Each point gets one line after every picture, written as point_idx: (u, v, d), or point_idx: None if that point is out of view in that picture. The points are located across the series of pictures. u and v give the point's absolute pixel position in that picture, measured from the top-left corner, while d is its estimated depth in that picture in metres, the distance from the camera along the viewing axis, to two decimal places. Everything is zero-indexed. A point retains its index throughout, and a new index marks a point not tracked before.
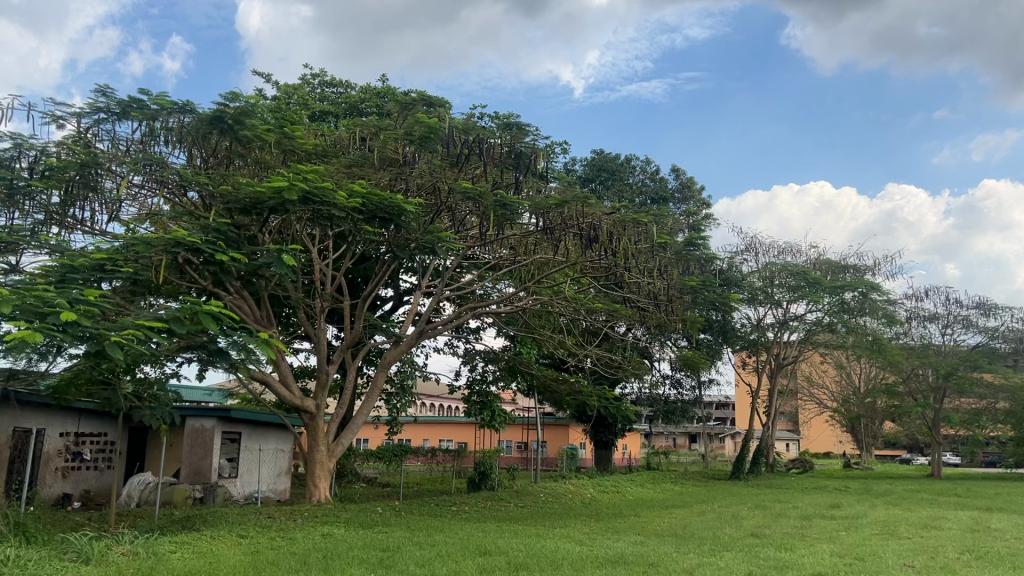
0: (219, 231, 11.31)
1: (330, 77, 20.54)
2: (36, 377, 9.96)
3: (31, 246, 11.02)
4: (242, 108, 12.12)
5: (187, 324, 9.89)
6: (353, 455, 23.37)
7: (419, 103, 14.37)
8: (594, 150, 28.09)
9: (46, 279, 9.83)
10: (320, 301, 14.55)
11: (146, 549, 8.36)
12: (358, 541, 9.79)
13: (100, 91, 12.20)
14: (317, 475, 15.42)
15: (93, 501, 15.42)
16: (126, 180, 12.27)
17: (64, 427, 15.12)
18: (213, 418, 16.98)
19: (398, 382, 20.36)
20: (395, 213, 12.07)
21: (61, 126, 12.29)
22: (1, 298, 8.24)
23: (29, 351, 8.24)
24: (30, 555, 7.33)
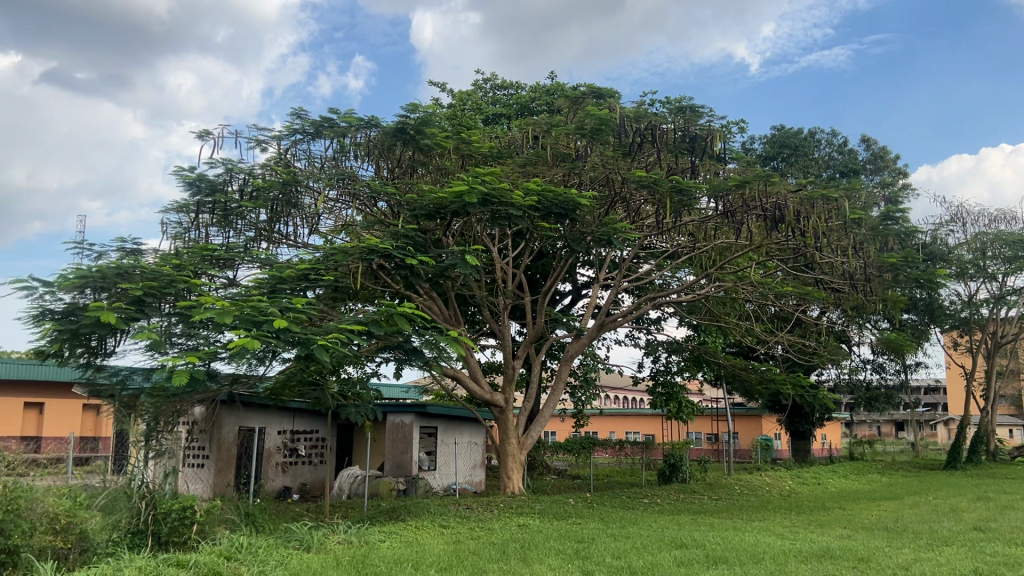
0: (408, 237, 11.86)
1: (501, 80, 20.99)
2: (256, 380, 10.84)
3: (245, 260, 12.05)
4: (422, 117, 12.63)
5: (384, 326, 10.55)
6: (543, 448, 23.82)
7: (589, 96, 14.22)
8: (775, 126, 26.95)
9: (259, 291, 10.77)
10: (503, 298, 14.94)
11: (358, 538, 8.94)
12: (554, 532, 9.97)
13: (296, 114, 13.17)
14: (510, 468, 15.79)
15: (311, 492, 16.51)
16: (323, 194, 13.22)
17: (281, 425, 16.46)
18: (411, 414, 17.88)
19: (582, 376, 20.44)
20: (571, 207, 12.17)
21: (264, 149, 13.38)
22: (223, 310, 9.12)
23: (249, 356, 9.07)
24: (259, 543, 8.05)
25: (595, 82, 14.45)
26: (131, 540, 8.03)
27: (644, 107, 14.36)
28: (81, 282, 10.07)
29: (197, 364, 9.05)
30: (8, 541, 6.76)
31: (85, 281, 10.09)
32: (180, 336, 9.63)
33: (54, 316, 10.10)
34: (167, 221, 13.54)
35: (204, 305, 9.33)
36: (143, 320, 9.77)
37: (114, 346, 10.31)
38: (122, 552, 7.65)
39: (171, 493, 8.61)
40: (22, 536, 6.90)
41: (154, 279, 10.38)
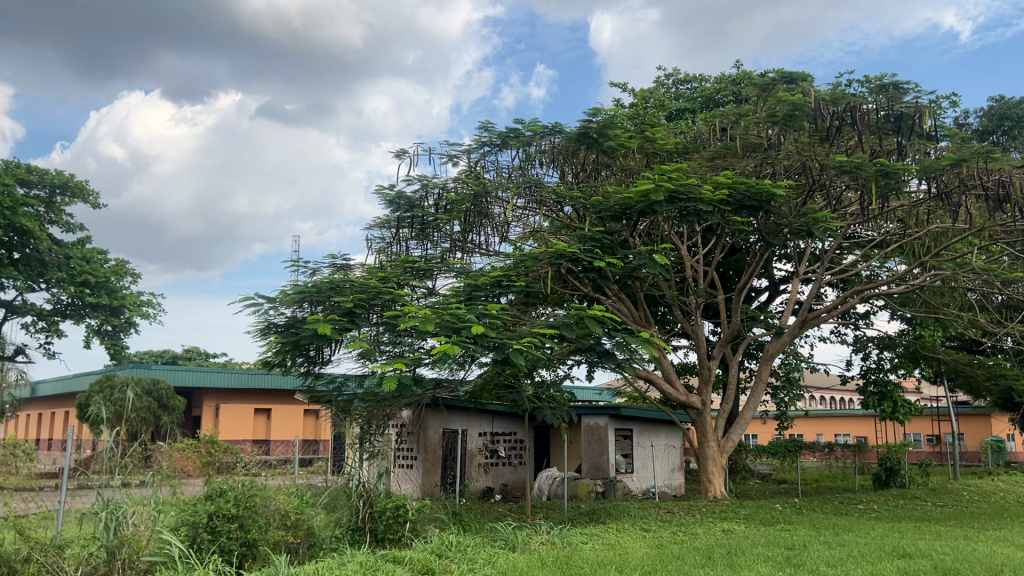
0: (595, 240, 11.90)
1: (684, 74, 20.58)
2: (457, 385, 11.26)
3: (442, 270, 12.58)
4: (605, 120, 12.69)
5: (576, 329, 10.66)
6: (744, 451, 23.06)
7: (779, 82, 13.65)
8: (991, 97, 24.56)
9: (456, 298, 11.25)
10: (696, 297, 14.59)
11: (561, 539, 9.06)
12: (762, 538, 9.60)
13: (484, 127, 13.62)
14: (710, 471, 15.40)
15: (512, 493, 16.88)
16: (512, 204, 13.45)
17: (481, 427, 17.05)
18: (606, 416, 17.92)
19: (783, 375, 19.55)
20: (764, 199, 11.71)
21: (456, 163, 13.94)
22: (425, 318, 9.60)
23: (450, 362, 9.47)
24: (468, 542, 8.37)
25: (785, 67, 13.83)
26: (351, 536, 8.62)
27: (841, 89, 13.59)
28: (300, 296, 11.02)
29: (404, 370, 9.57)
30: (247, 535, 7.47)
31: (303, 296, 11.02)
32: (387, 344, 10.19)
33: (277, 328, 11.07)
34: (371, 237, 14.48)
35: (408, 314, 9.86)
36: (354, 329, 10.47)
37: (330, 355, 11.10)
38: (344, 547, 8.22)
39: (384, 492, 9.14)
40: (259, 531, 7.57)
41: (362, 291, 11.08)
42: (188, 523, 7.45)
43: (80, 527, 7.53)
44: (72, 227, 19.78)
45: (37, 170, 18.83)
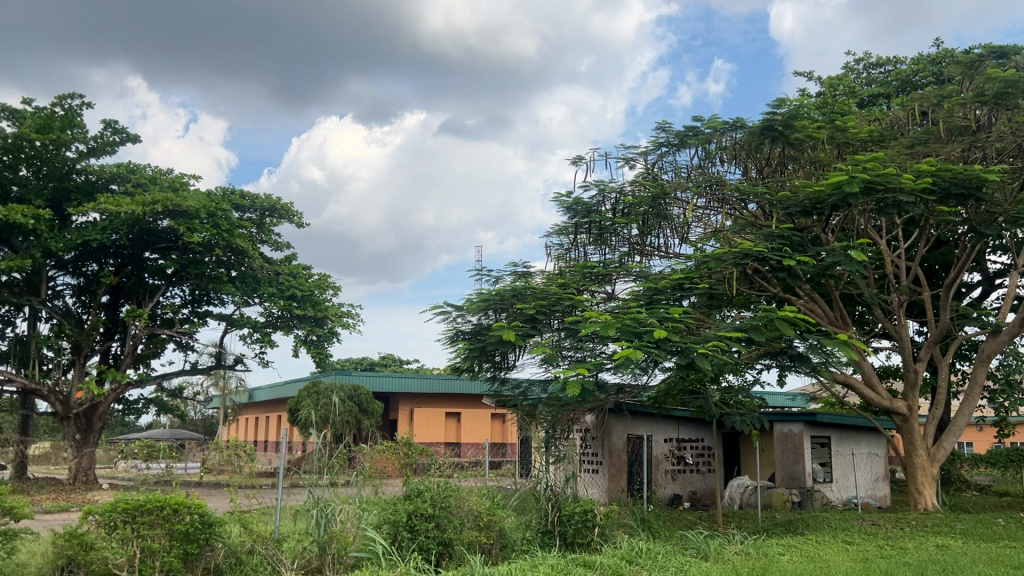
0: (783, 237, 11.40)
1: (877, 57, 19.33)
2: (640, 390, 11.14)
3: (622, 274, 12.51)
4: (789, 111, 12.22)
5: (765, 331, 10.21)
6: (958, 461, 21.23)
7: (987, 57, 12.54)
8: None
9: (638, 302, 11.18)
10: (898, 294, 13.60)
11: (757, 550, 8.73)
12: (984, 556, 8.78)
13: (661, 127, 13.49)
14: (920, 482, 14.27)
15: (701, 501, 16.47)
16: (692, 204, 13.16)
17: (667, 433, 16.76)
18: (801, 422, 17.07)
19: (1003, 378, 17.83)
20: (975, 185, 10.77)
21: (633, 166, 13.85)
22: (607, 322, 9.58)
23: (634, 367, 9.41)
24: (658, 549, 8.25)
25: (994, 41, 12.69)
26: (542, 539, 8.70)
27: None
28: (485, 304, 11.34)
29: (587, 375, 9.59)
30: (444, 534, 7.78)
31: (487, 303, 11.34)
32: (569, 349, 10.27)
33: (464, 335, 11.47)
34: (550, 244, 14.67)
35: (589, 319, 9.89)
36: (537, 335, 10.63)
37: (515, 360, 11.35)
38: (535, 550, 8.33)
39: (572, 496, 9.21)
40: (454, 531, 7.85)
41: (544, 297, 11.22)
42: (389, 522, 7.85)
43: (294, 523, 8.14)
44: (280, 245, 21.46)
45: (249, 195, 20.60)
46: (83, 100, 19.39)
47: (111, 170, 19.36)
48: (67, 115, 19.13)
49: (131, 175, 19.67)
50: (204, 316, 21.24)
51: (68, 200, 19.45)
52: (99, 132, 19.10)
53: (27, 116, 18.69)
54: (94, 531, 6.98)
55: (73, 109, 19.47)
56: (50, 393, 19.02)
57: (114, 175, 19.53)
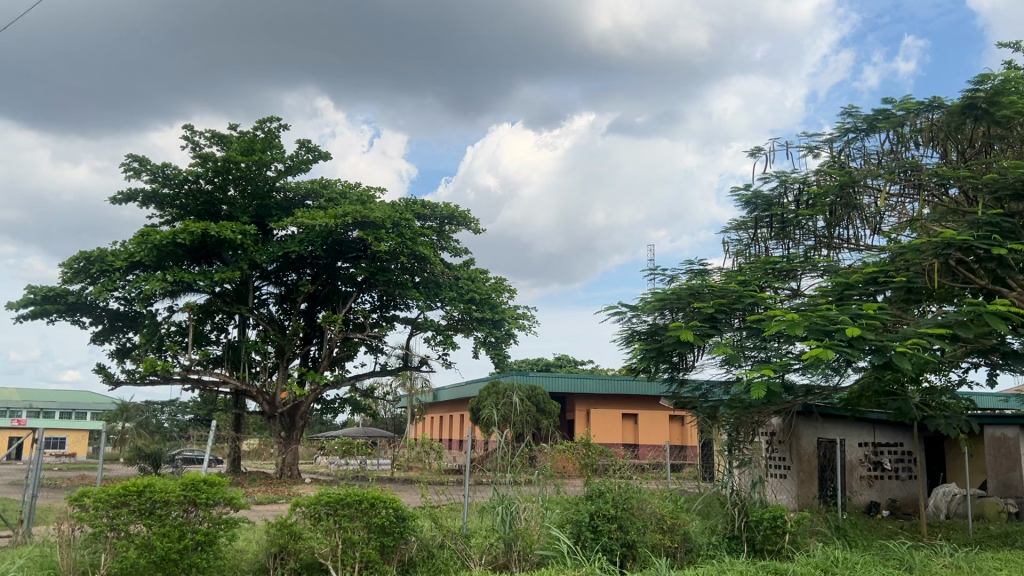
0: (992, 223, 10.44)
1: None
2: (831, 392, 10.57)
3: (807, 270, 11.93)
4: (996, 86, 11.26)
5: (972, 327, 9.42)
6: None
7: None
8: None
9: (827, 298, 10.62)
10: None
11: (970, 564, 8.05)
12: None
13: (847, 112, 12.94)
14: None
15: (903, 510, 15.37)
16: (885, 191, 12.32)
17: (861, 437, 15.83)
18: (1017, 426, 15.59)
19: None
20: None
21: (816, 155, 13.35)
22: (793, 321, 9.19)
23: (825, 366, 8.96)
24: (856, 558, 7.81)
25: None
26: (728, 544, 8.46)
27: None
28: (661, 303, 11.16)
29: (772, 377, 9.21)
30: (627, 536, 7.73)
31: (664, 302, 11.15)
32: (753, 349, 9.91)
33: (641, 336, 11.40)
34: (728, 240, 14.41)
35: (774, 318, 9.52)
36: (717, 335, 10.36)
37: (694, 361, 11.12)
38: (723, 555, 8.11)
39: (759, 501, 8.91)
40: (637, 533, 7.79)
41: (723, 295, 10.89)
42: (573, 521, 7.92)
43: (481, 519, 8.41)
44: (459, 251, 22.22)
45: (429, 205, 21.49)
46: (280, 122, 20.98)
47: (306, 186, 20.82)
48: (267, 137, 20.75)
49: (323, 190, 21.07)
50: (391, 320, 22.35)
51: (268, 216, 21.24)
52: (295, 151, 20.58)
53: (233, 140, 20.47)
54: (301, 521, 7.48)
55: (272, 131, 21.11)
56: (258, 393, 20.69)
57: (309, 191, 21.01)
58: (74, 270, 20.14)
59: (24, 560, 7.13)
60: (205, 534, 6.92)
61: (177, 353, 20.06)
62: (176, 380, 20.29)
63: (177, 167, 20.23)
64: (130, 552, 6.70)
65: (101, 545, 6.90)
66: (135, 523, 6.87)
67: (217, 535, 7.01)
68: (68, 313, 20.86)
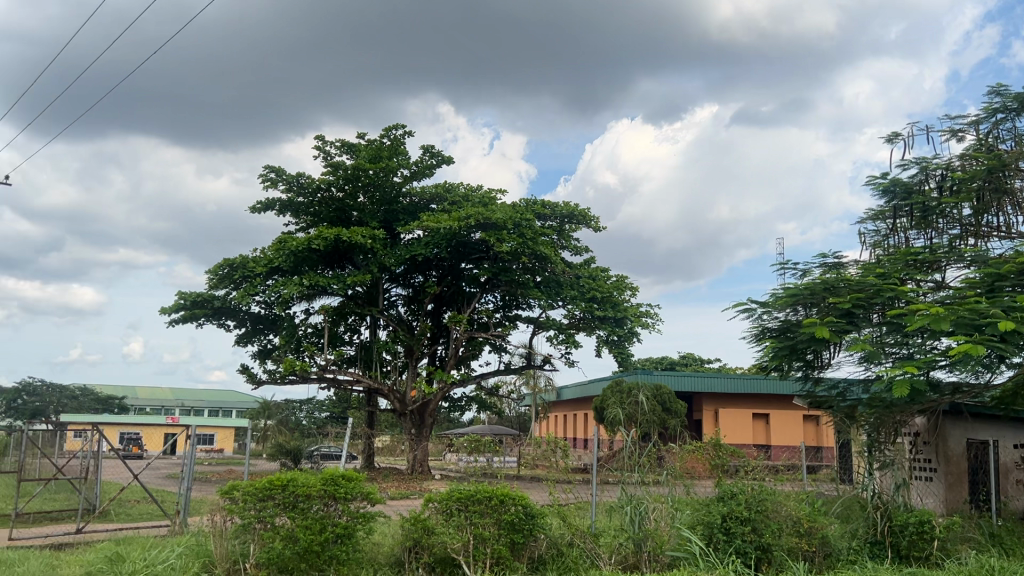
0: None
1: None
2: (981, 390, 9.93)
3: (952, 261, 11.25)
4: None
5: None
6: None
7: None
8: None
9: (975, 290, 9.98)
10: None
11: None
12: None
13: (995, 90, 12.16)
14: None
15: None
16: None
17: (1017, 438, 14.78)
18: None
19: None
20: None
21: (960, 138, 12.62)
22: (938, 315, 8.67)
23: (975, 363, 8.43)
24: (1013, 567, 7.31)
25: None
26: (871, 550, 8.09)
27: None
28: (793, 299, 10.79)
29: (916, 374, 8.73)
30: (761, 539, 7.50)
31: (796, 298, 10.78)
32: (894, 345, 9.47)
33: (772, 333, 11.09)
34: (864, 231, 13.88)
35: (917, 312, 9.02)
36: (855, 331, 9.93)
37: (830, 359, 10.72)
38: (865, 560, 7.78)
39: (904, 506, 8.48)
40: (772, 536, 7.55)
41: (861, 290, 10.40)
42: (704, 523, 7.78)
43: (609, 519, 8.38)
44: (580, 249, 22.21)
45: (550, 204, 21.59)
46: (405, 129, 21.61)
47: (431, 190, 21.35)
48: (393, 145, 21.42)
49: (447, 194, 21.54)
50: (514, 320, 22.60)
51: (396, 220, 21.78)
52: (419, 157, 21.13)
53: (361, 148, 21.26)
54: (434, 517, 7.68)
55: (398, 138, 21.77)
56: (389, 392, 21.37)
57: (434, 196, 21.53)
58: (220, 276, 21.45)
59: (183, 547, 7.63)
60: (344, 527, 7.20)
61: (313, 353, 21.00)
62: (313, 380, 21.24)
63: (311, 176, 21.21)
64: (276, 544, 7.06)
65: (250, 536, 7.30)
66: (280, 515, 7.23)
67: (355, 529, 7.28)
68: (214, 316, 22.21)
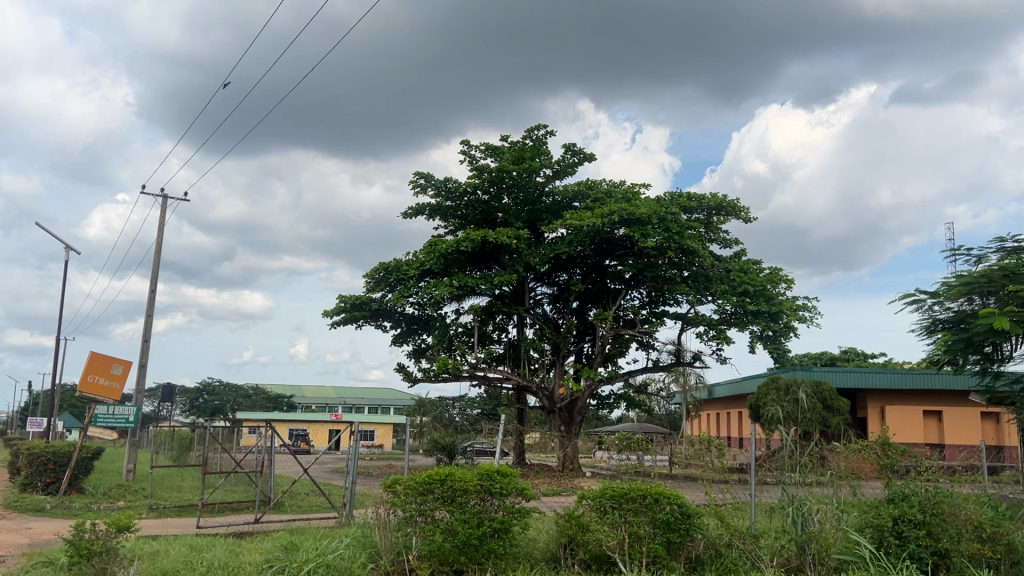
0: None
1: None
2: None
3: None
4: None
5: None
6: None
7: None
8: None
9: None
10: None
11: None
12: None
13: None
14: None
15: None
16: None
17: None
18: None
19: None
20: None
21: None
22: None
23: None
24: None
25: None
26: None
27: None
28: (968, 288, 10.04)
29: None
30: (938, 544, 7.02)
31: (970, 287, 10.02)
32: None
33: (944, 325, 10.36)
34: None
35: None
36: None
37: (1012, 352, 9.91)
38: None
39: None
40: (950, 542, 7.05)
41: None
42: (874, 526, 7.40)
43: (770, 520, 8.14)
44: (729, 242, 21.60)
45: (696, 197, 21.14)
46: (547, 129, 21.77)
47: (573, 189, 21.41)
48: (536, 145, 21.63)
49: (590, 191, 21.52)
50: (662, 316, 22.28)
51: (540, 219, 21.97)
52: (562, 156, 21.22)
53: (505, 150, 21.59)
54: (588, 513, 7.72)
55: (540, 138, 21.96)
56: (538, 390, 21.60)
57: (577, 194, 21.55)
58: (375, 280, 22.42)
59: (351, 538, 8.03)
60: (501, 522, 7.33)
61: (464, 352, 21.56)
62: (465, 378, 21.81)
63: (457, 180, 21.77)
64: (437, 537, 7.31)
65: (412, 528, 7.58)
66: (439, 509, 7.47)
67: (512, 523, 7.39)
68: (371, 318, 23.23)
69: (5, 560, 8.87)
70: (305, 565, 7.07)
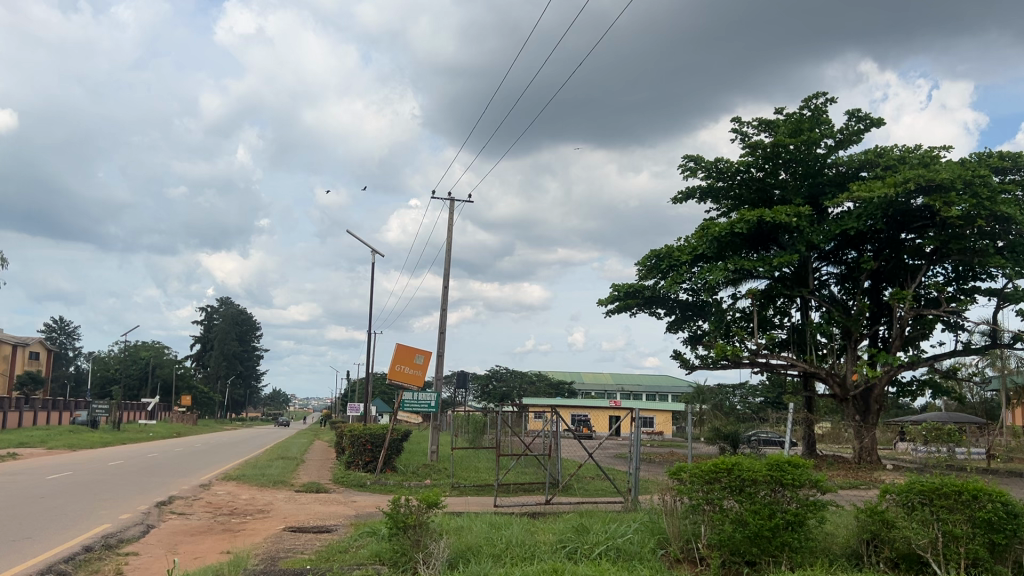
0: None
1: None
2: None
3: None
4: None
5: None
6: None
7: None
8: None
9: None
10: None
11: None
12: None
13: None
14: None
15: None
16: None
17: None
18: None
19: None
20: None
21: None
22: None
23: None
24: None
25: None
26: None
27: None
28: None
29: None
30: None
31: None
32: None
33: None
34: None
35: None
36: None
37: None
38: None
39: None
40: None
41: None
42: None
43: None
44: None
45: (1009, 156, 18.70)
46: (827, 97, 20.43)
47: (860, 158, 19.85)
48: (814, 115, 20.37)
49: (879, 159, 19.82)
50: (972, 293, 19.99)
51: (823, 194, 20.63)
52: (845, 124, 19.78)
53: (780, 123, 20.57)
54: (894, 509, 7.14)
55: (820, 107, 20.65)
56: (828, 376, 20.37)
57: (864, 163, 19.94)
58: (648, 268, 22.45)
59: (639, 524, 8.13)
60: (795, 514, 6.99)
61: (744, 338, 20.88)
62: (746, 365, 21.14)
63: (729, 160, 21.12)
64: (726, 526, 7.15)
65: (700, 517, 7.48)
66: (728, 498, 7.27)
67: (806, 517, 7.02)
68: (646, 306, 23.28)
69: (337, 529, 10.11)
70: (595, 548, 7.30)
